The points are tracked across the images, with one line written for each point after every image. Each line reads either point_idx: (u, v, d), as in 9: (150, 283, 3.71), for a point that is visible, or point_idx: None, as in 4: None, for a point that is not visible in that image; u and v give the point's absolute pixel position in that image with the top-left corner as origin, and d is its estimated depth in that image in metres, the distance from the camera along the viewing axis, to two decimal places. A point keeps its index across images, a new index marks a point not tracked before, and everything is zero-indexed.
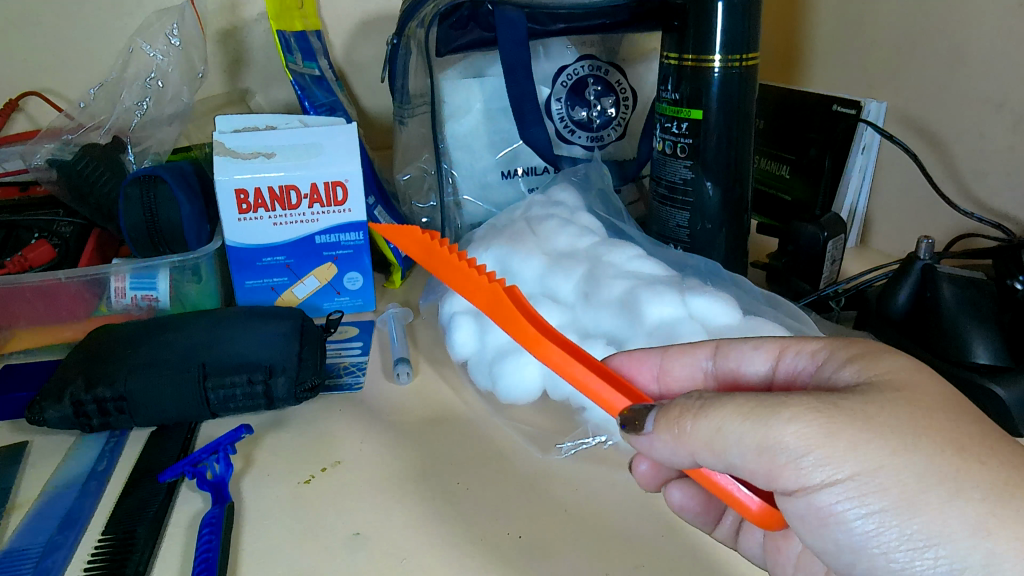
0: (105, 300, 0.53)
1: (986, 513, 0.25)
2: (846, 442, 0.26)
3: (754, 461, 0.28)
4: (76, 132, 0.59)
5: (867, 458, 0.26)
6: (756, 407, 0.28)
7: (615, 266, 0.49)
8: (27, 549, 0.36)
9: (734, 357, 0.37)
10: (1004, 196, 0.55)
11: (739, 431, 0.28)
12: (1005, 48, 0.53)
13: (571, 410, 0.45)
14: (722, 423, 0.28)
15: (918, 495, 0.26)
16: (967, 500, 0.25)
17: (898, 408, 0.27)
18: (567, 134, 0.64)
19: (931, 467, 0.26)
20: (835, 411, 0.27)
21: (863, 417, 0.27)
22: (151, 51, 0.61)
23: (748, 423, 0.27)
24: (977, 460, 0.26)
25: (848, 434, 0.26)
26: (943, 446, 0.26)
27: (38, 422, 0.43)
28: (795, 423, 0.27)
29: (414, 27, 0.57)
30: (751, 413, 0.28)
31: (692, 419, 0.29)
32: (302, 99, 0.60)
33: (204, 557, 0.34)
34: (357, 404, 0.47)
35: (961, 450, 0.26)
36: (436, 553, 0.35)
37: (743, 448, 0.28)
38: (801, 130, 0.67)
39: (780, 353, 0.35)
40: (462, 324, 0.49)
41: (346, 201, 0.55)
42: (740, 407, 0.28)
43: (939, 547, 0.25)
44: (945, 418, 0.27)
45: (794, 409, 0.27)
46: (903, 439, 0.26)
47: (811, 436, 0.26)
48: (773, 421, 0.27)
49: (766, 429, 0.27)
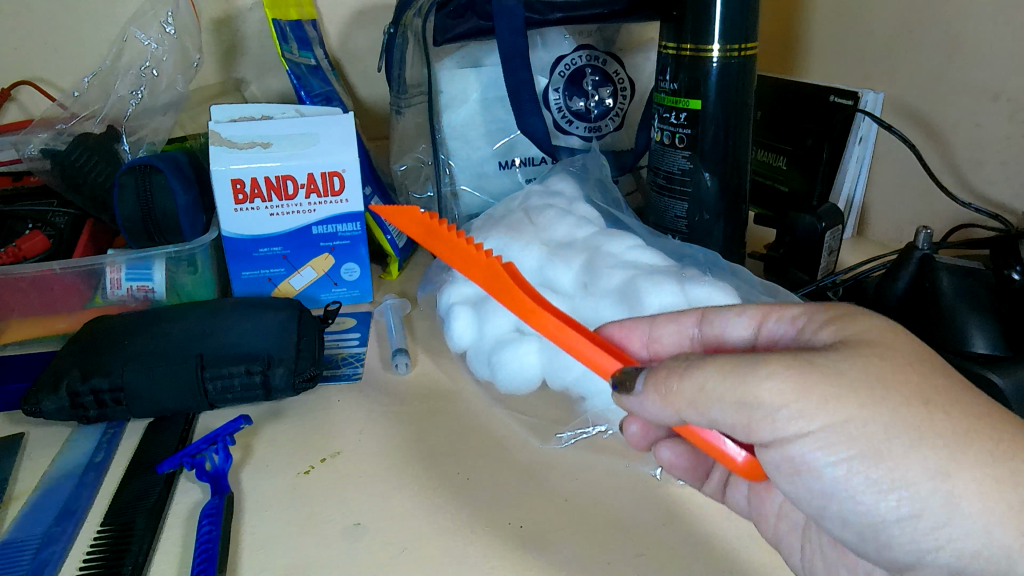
0: (100, 291, 0.52)
1: (946, 458, 0.25)
2: (818, 396, 0.26)
3: (734, 416, 0.28)
4: (69, 122, 0.58)
5: (838, 410, 0.26)
6: (738, 364, 0.28)
7: (614, 255, 0.49)
8: (25, 540, 0.35)
9: (718, 322, 0.37)
10: (1002, 185, 0.55)
11: (720, 388, 0.28)
12: (1001, 37, 0.53)
13: (569, 400, 0.45)
14: (705, 382, 0.28)
15: (884, 441, 0.25)
16: (930, 448, 0.25)
17: (869, 363, 0.27)
18: (564, 125, 0.64)
19: (897, 419, 0.25)
20: (808, 368, 0.27)
21: (835, 372, 0.26)
22: (145, 39, 0.60)
23: (728, 380, 0.28)
24: (940, 410, 0.26)
25: (820, 389, 0.26)
26: (910, 398, 0.26)
27: (33, 413, 0.43)
28: (771, 379, 0.27)
29: (410, 16, 0.58)
30: (732, 371, 0.28)
31: (678, 378, 0.29)
32: (297, 88, 0.59)
33: (204, 548, 0.34)
34: (356, 394, 0.47)
35: (927, 402, 0.26)
36: (436, 542, 0.35)
37: (724, 406, 0.28)
38: (799, 122, 0.67)
39: (761, 319, 0.35)
40: (460, 314, 0.49)
41: (343, 191, 0.55)
42: (720, 367, 0.28)
43: (901, 490, 0.25)
44: (914, 373, 0.27)
45: (771, 366, 0.27)
46: (873, 393, 0.26)
47: (786, 391, 0.26)
48: (751, 377, 0.27)
49: (744, 385, 0.27)
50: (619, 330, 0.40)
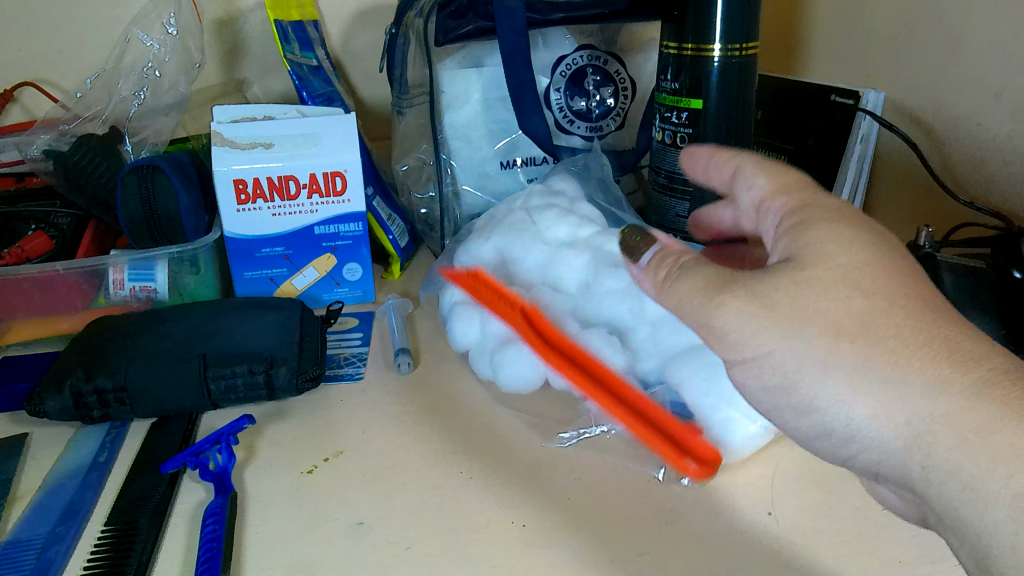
0: (104, 291, 0.53)
1: (851, 384, 0.28)
2: (753, 327, 0.30)
3: (696, 332, 0.33)
4: (72, 122, 0.58)
5: (762, 342, 0.30)
6: (710, 288, 0.31)
7: (618, 255, 0.49)
8: (30, 540, 0.36)
9: (739, 181, 0.37)
10: (1003, 183, 0.55)
11: (688, 303, 0.32)
12: (1002, 35, 0.53)
13: (572, 399, 0.45)
14: (680, 297, 0.33)
15: (799, 368, 0.29)
16: (834, 374, 0.28)
17: (801, 292, 0.29)
18: (566, 124, 0.64)
19: (810, 348, 0.29)
20: (754, 301, 0.30)
21: (772, 305, 0.29)
22: (146, 40, 0.60)
23: (699, 299, 0.32)
24: (850, 340, 0.28)
25: (756, 322, 0.30)
26: (827, 330, 0.28)
27: (37, 413, 0.43)
28: (727, 309, 0.30)
29: (412, 16, 0.60)
30: (703, 294, 0.32)
31: (669, 282, 0.34)
32: (298, 88, 0.59)
33: (208, 547, 0.34)
34: (358, 394, 0.47)
35: (838, 332, 0.28)
36: (439, 541, 0.35)
37: (688, 320, 0.33)
38: (802, 121, 0.66)
39: (763, 200, 0.35)
40: (462, 315, 0.50)
41: (346, 191, 0.55)
42: (696, 286, 0.32)
43: (819, 410, 0.29)
44: (839, 300, 0.28)
45: (731, 297, 0.30)
46: (793, 327, 0.29)
47: (735, 319, 0.30)
48: (711, 307, 0.31)
49: (708, 307, 0.31)
50: (690, 155, 0.40)
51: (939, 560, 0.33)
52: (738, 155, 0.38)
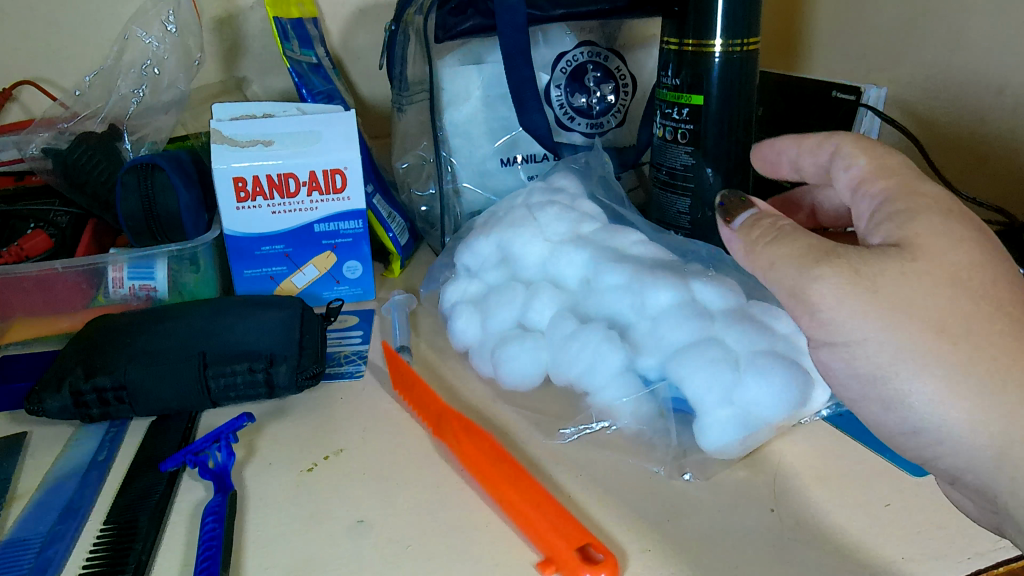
0: (103, 291, 0.52)
1: (947, 384, 0.31)
2: (853, 309, 0.32)
3: (787, 301, 0.34)
4: (71, 121, 0.58)
5: (860, 329, 0.32)
6: (807, 258, 0.33)
7: (617, 250, 0.49)
8: (29, 539, 0.35)
9: (835, 165, 0.38)
10: (1005, 178, 0.55)
11: (786, 270, 0.34)
12: (1004, 30, 0.52)
13: (573, 396, 0.45)
14: (773, 259, 0.35)
15: (894, 360, 0.32)
16: (931, 374, 0.31)
17: (910, 281, 0.31)
18: (567, 121, 0.64)
19: (911, 342, 0.31)
20: (859, 283, 0.32)
21: (872, 289, 0.31)
22: (146, 38, 0.60)
23: (797, 269, 0.33)
24: (950, 341, 0.31)
25: (857, 305, 0.32)
26: (928, 329, 0.31)
27: (36, 412, 0.43)
28: (825, 283, 0.32)
29: (411, 14, 0.59)
30: (799, 263, 0.33)
31: (763, 246, 0.35)
32: (298, 85, 0.58)
33: (208, 545, 0.34)
34: (359, 391, 0.47)
35: (941, 332, 0.31)
36: (441, 538, 0.35)
37: (781, 286, 0.34)
38: (803, 117, 0.66)
39: (860, 184, 0.36)
40: (463, 312, 0.49)
41: (345, 188, 0.54)
42: (793, 253, 0.34)
43: (905, 406, 0.32)
44: (942, 298, 0.31)
45: (825, 272, 0.32)
46: (895, 316, 0.31)
47: (833, 294, 0.32)
48: (809, 279, 0.33)
49: (805, 280, 0.33)
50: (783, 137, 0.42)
51: (941, 557, 0.33)
52: (834, 135, 0.39)
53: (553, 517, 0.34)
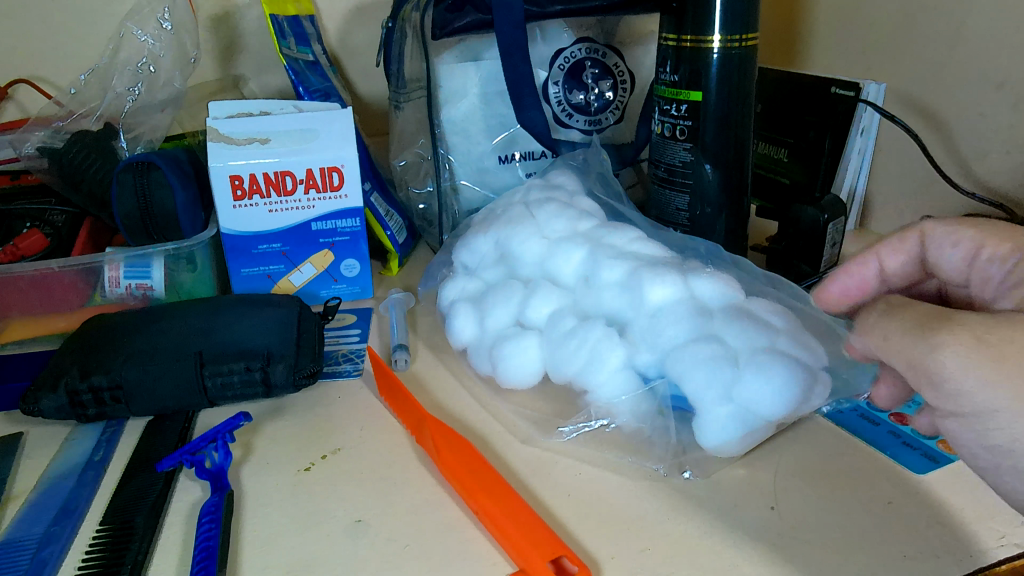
0: (99, 290, 0.52)
1: None
2: (977, 378, 0.28)
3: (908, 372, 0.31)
4: (67, 119, 0.58)
5: (990, 399, 0.28)
6: (926, 326, 0.30)
7: (614, 247, 0.48)
8: (24, 540, 0.35)
9: (933, 250, 0.38)
10: (1005, 174, 0.55)
11: (903, 344, 0.31)
12: (1003, 25, 0.52)
13: (571, 394, 0.45)
14: (887, 334, 0.32)
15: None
16: None
17: None
18: (564, 118, 0.63)
19: None
20: (990, 351, 0.28)
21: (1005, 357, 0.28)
22: (141, 36, 0.60)
23: (916, 340, 0.30)
24: None
25: (986, 373, 0.28)
26: None
27: (32, 412, 0.42)
28: (949, 351, 0.29)
29: (409, 10, 0.60)
30: (918, 332, 0.30)
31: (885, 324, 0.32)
32: (295, 83, 0.58)
33: (205, 545, 0.33)
34: (357, 390, 0.47)
35: None
36: (441, 539, 0.35)
37: (901, 359, 0.31)
38: (800, 114, 0.66)
39: (978, 251, 0.36)
40: (461, 311, 0.49)
41: (343, 186, 0.54)
42: (907, 323, 0.31)
43: None
44: None
45: (946, 338, 0.29)
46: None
47: (962, 364, 0.28)
48: (929, 348, 0.29)
49: (929, 351, 0.29)
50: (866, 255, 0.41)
51: (942, 555, 0.33)
52: (914, 228, 0.39)
53: (521, 527, 0.33)
